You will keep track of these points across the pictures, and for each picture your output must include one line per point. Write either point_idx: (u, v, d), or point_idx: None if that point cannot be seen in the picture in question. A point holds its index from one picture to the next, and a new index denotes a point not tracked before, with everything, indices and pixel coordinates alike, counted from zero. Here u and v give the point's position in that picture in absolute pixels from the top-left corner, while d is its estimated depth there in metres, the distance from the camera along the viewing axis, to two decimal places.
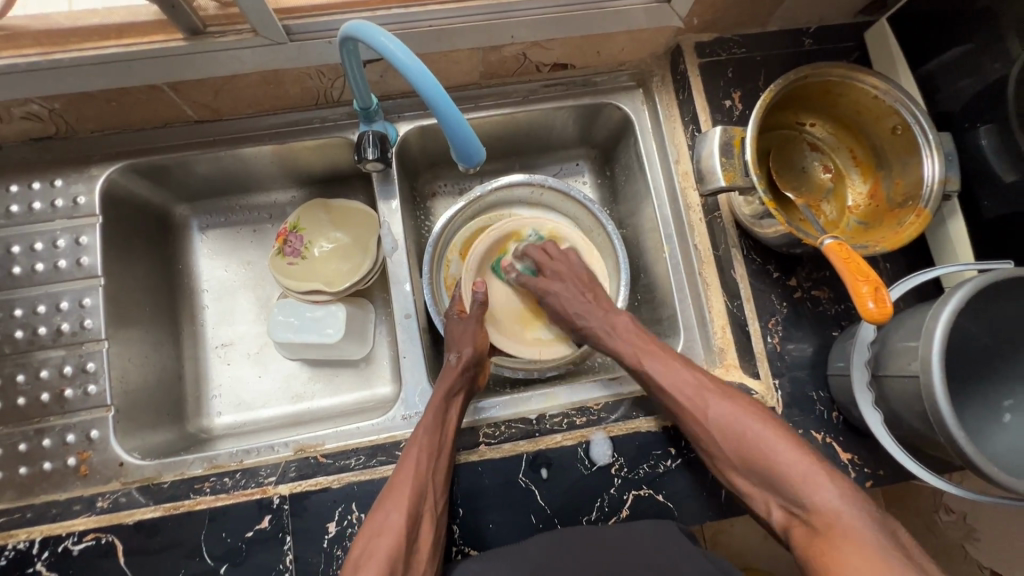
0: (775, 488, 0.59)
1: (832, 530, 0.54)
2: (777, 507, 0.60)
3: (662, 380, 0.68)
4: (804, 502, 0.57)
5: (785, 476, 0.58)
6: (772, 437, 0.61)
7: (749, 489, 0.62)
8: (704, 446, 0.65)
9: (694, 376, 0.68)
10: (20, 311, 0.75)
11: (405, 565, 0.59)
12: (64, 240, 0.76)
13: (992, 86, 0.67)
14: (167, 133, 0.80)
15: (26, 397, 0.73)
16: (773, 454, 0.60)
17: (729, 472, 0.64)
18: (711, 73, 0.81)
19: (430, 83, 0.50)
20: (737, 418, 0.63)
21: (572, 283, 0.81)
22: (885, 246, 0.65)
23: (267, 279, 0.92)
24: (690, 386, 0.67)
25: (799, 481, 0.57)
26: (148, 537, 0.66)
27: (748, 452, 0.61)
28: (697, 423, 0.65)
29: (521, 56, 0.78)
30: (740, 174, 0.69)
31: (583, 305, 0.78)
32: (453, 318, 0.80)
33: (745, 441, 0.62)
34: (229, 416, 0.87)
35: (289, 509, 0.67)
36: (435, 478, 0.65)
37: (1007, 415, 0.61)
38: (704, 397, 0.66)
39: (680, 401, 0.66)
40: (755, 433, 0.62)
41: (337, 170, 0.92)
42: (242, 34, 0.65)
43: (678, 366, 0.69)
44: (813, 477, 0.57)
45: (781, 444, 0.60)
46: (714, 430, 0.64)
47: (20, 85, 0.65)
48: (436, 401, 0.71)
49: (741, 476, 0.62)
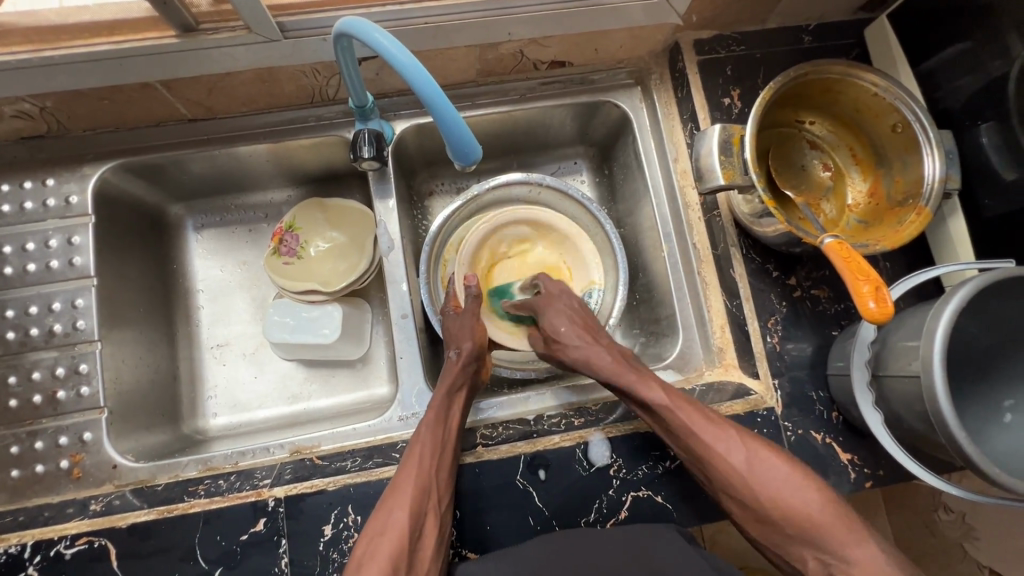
0: (808, 538, 0.58)
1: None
2: (812, 559, 0.58)
3: (689, 424, 0.64)
4: (842, 555, 0.56)
5: (822, 529, 0.57)
6: (805, 486, 0.60)
7: (781, 540, 0.60)
8: (738, 498, 0.62)
9: (720, 420, 0.65)
10: (12, 312, 0.74)
11: (409, 564, 0.58)
12: (56, 240, 0.75)
13: (994, 83, 0.67)
14: (160, 132, 0.79)
15: (18, 399, 0.72)
16: (809, 505, 0.58)
17: (759, 522, 0.62)
18: (709, 71, 0.80)
19: (426, 80, 0.50)
20: (768, 464, 0.62)
21: (569, 309, 0.76)
22: (886, 245, 0.65)
23: (262, 279, 0.92)
24: (720, 431, 0.64)
25: (837, 534, 0.57)
26: (141, 540, 0.65)
27: (784, 505, 0.59)
28: (733, 472, 0.62)
29: (519, 53, 0.77)
30: (740, 172, 0.68)
31: (583, 332, 0.73)
32: (449, 313, 0.79)
33: (780, 489, 0.60)
34: (224, 418, 0.86)
35: (284, 512, 0.66)
36: (439, 475, 0.65)
37: (1008, 415, 0.60)
38: (735, 442, 0.63)
39: (715, 448, 0.63)
40: (787, 484, 0.60)
41: (333, 169, 0.91)
42: (236, 31, 0.64)
43: (705, 410, 0.66)
44: (851, 531, 0.56)
45: (813, 493, 0.59)
46: (750, 478, 0.61)
47: (10, 82, 0.64)
48: (438, 399, 0.70)
49: (773, 528, 0.61)
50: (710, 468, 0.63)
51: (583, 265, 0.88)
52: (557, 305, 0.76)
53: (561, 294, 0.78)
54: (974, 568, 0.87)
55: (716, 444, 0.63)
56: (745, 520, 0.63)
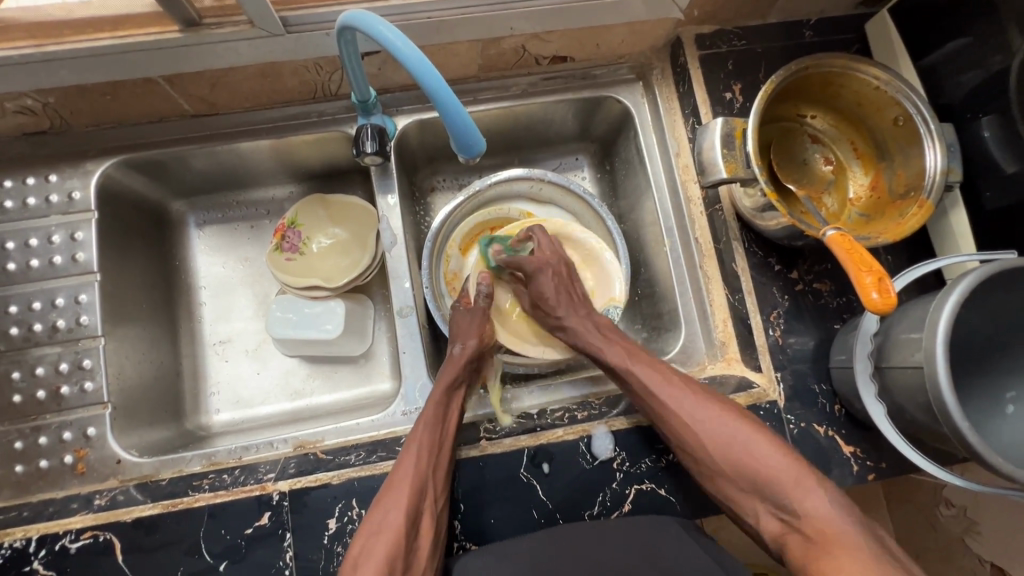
0: (764, 493, 0.59)
1: (826, 539, 0.54)
2: (767, 515, 0.60)
3: (649, 383, 0.67)
4: (796, 509, 0.57)
5: (776, 483, 0.59)
6: (757, 441, 0.61)
7: (736, 497, 0.62)
8: (694, 454, 0.64)
9: (679, 380, 0.67)
10: (16, 307, 0.74)
11: (405, 563, 0.58)
12: (59, 236, 0.75)
13: (994, 77, 0.67)
14: (164, 128, 0.79)
15: (22, 394, 0.72)
16: (761, 458, 0.60)
17: (714, 480, 0.63)
18: (711, 66, 0.81)
19: (431, 73, 0.50)
20: (722, 421, 0.63)
21: (558, 273, 0.78)
22: (888, 238, 0.65)
23: (265, 275, 0.92)
24: (675, 389, 0.66)
25: (789, 487, 0.58)
26: (146, 534, 0.65)
27: (735, 458, 0.61)
28: (685, 426, 0.64)
29: (520, 49, 0.77)
30: (742, 165, 0.69)
31: (566, 299, 0.77)
32: (460, 309, 0.78)
33: (734, 444, 0.61)
34: (227, 414, 0.87)
35: (289, 506, 0.66)
36: (435, 474, 0.65)
37: (1010, 406, 0.60)
38: (691, 401, 0.65)
39: (669, 405, 0.65)
40: (746, 440, 0.61)
41: (335, 165, 0.91)
42: (238, 25, 0.64)
43: (665, 370, 0.68)
44: (804, 482, 0.58)
45: (768, 447, 0.61)
46: (709, 436, 0.63)
47: (14, 77, 0.64)
48: (435, 396, 0.70)
49: (727, 484, 0.62)
50: (668, 427, 0.65)
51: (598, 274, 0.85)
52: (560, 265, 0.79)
53: (552, 258, 0.79)
54: (976, 563, 0.87)
55: (676, 400, 0.65)
56: (701, 480, 0.64)
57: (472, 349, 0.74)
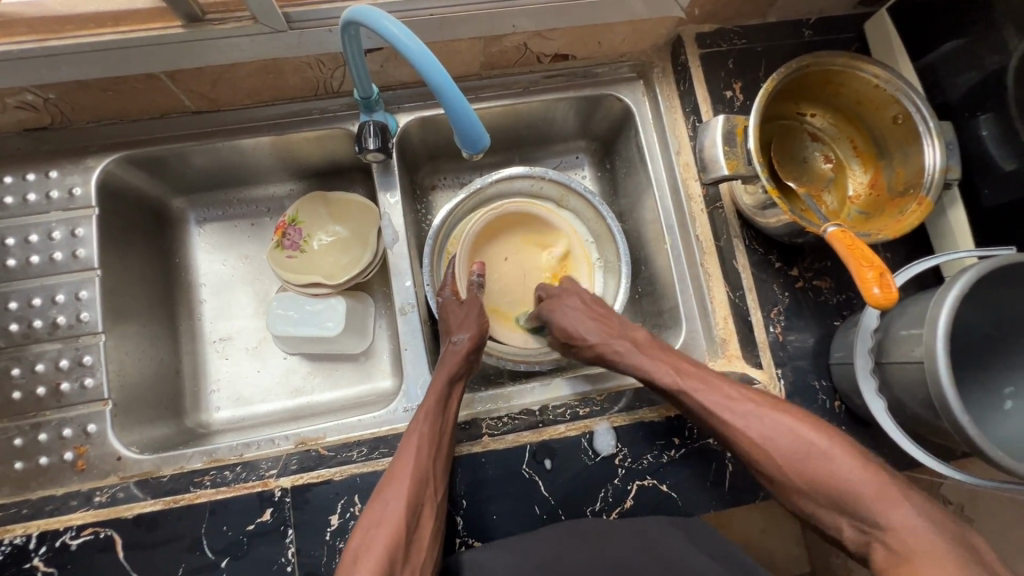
0: (843, 507, 0.57)
1: (913, 553, 0.51)
2: (848, 526, 0.58)
3: (709, 401, 0.66)
4: (876, 520, 0.55)
5: (856, 495, 0.56)
6: (830, 454, 0.59)
7: (813, 508, 0.60)
8: (767, 472, 0.62)
9: (739, 394, 0.66)
10: (15, 303, 0.74)
11: (405, 554, 0.58)
12: (60, 232, 0.75)
13: (992, 77, 0.68)
14: (164, 124, 0.79)
15: (22, 390, 0.72)
16: (838, 471, 0.58)
17: (789, 494, 0.62)
18: (711, 64, 0.81)
19: (436, 68, 0.50)
20: (795, 432, 0.61)
21: (579, 301, 0.79)
22: (888, 234, 0.65)
23: (266, 273, 0.92)
24: (741, 406, 0.64)
25: (870, 498, 0.55)
26: (147, 531, 0.65)
27: (809, 470, 0.59)
28: (755, 445, 0.63)
29: (523, 46, 0.78)
30: (743, 163, 0.69)
31: (596, 324, 0.76)
32: (449, 299, 0.79)
33: (807, 457, 0.60)
34: (227, 411, 0.86)
35: (291, 502, 0.66)
36: (435, 466, 0.65)
37: (1009, 401, 0.61)
38: (756, 414, 0.64)
39: (737, 424, 0.64)
40: (821, 451, 0.60)
41: (337, 162, 0.91)
42: (242, 21, 0.64)
43: (721, 384, 0.67)
44: (887, 493, 0.55)
45: (845, 458, 0.58)
46: (778, 453, 0.61)
47: (15, 71, 0.64)
48: (436, 387, 0.70)
49: (804, 497, 0.60)
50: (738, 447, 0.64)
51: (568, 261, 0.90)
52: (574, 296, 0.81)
53: (576, 289, 0.82)
54: None
55: (742, 418, 0.64)
56: (775, 493, 0.63)
57: (470, 340, 0.74)
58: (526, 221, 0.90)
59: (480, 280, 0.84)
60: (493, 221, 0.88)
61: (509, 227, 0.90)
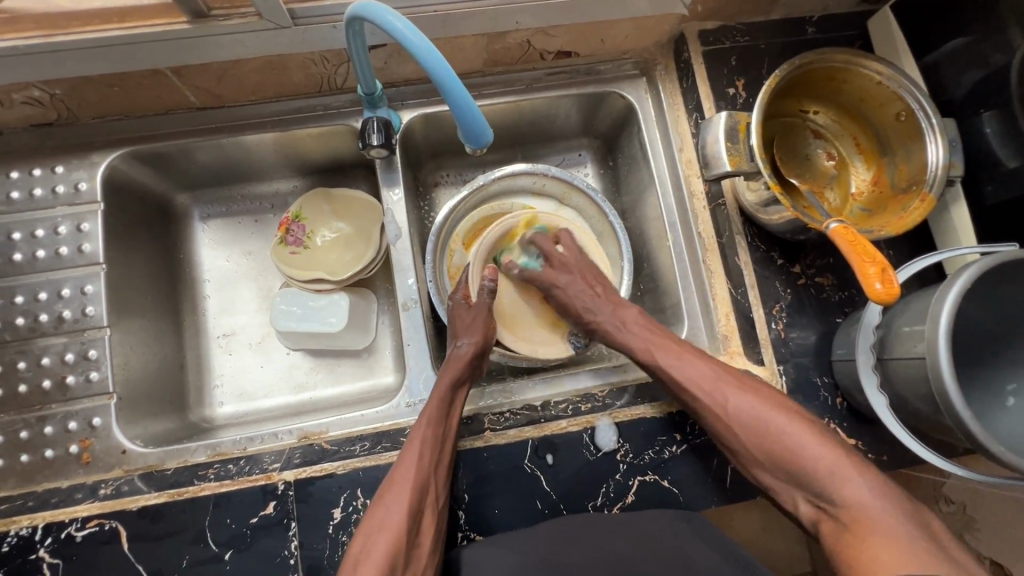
0: (801, 482, 0.58)
1: (863, 529, 0.52)
2: (804, 501, 0.58)
3: (680, 376, 0.67)
4: (829, 495, 0.55)
5: (812, 472, 0.57)
6: (793, 431, 0.60)
7: (772, 481, 0.61)
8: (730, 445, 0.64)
9: (710, 371, 0.66)
10: (21, 298, 0.74)
11: (406, 560, 0.59)
12: (65, 227, 0.76)
13: (995, 74, 0.68)
14: (169, 120, 0.80)
15: (28, 383, 0.73)
16: (798, 448, 0.58)
17: (752, 468, 0.63)
18: (714, 61, 0.81)
19: (440, 64, 0.50)
20: (759, 409, 0.62)
21: (579, 275, 0.80)
22: (891, 231, 0.65)
23: (270, 270, 0.92)
24: (710, 382, 0.65)
25: (826, 475, 0.56)
26: (151, 523, 0.65)
27: (769, 445, 0.60)
28: (721, 420, 0.64)
29: (525, 43, 0.78)
30: (746, 159, 0.69)
31: (591, 299, 0.78)
32: (460, 303, 0.79)
33: (768, 432, 0.61)
34: (230, 406, 0.87)
35: (294, 496, 0.67)
36: (437, 472, 0.65)
37: (1011, 398, 0.61)
38: (724, 390, 0.64)
39: (704, 400, 0.65)
40: (782, 428, 0.60)
41: (339, 159, 0.91)
42: (246, 17, 0.64)
43: (694, 359, 0.68)
44: (840, 471, 0.56)
45: (805, 435, 0.59)
46: (740, 427, 0.62)
47: (23, 67, 0.64)
48: (440, 391, 0.70)
49: (765, 471, 0.61)
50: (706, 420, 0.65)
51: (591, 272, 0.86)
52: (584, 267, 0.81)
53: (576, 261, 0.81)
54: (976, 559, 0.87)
55: (708, 392, 0.65)
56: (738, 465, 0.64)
57: (474, 346, 0.75)
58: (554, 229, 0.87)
59: (491, 285, 0.80)
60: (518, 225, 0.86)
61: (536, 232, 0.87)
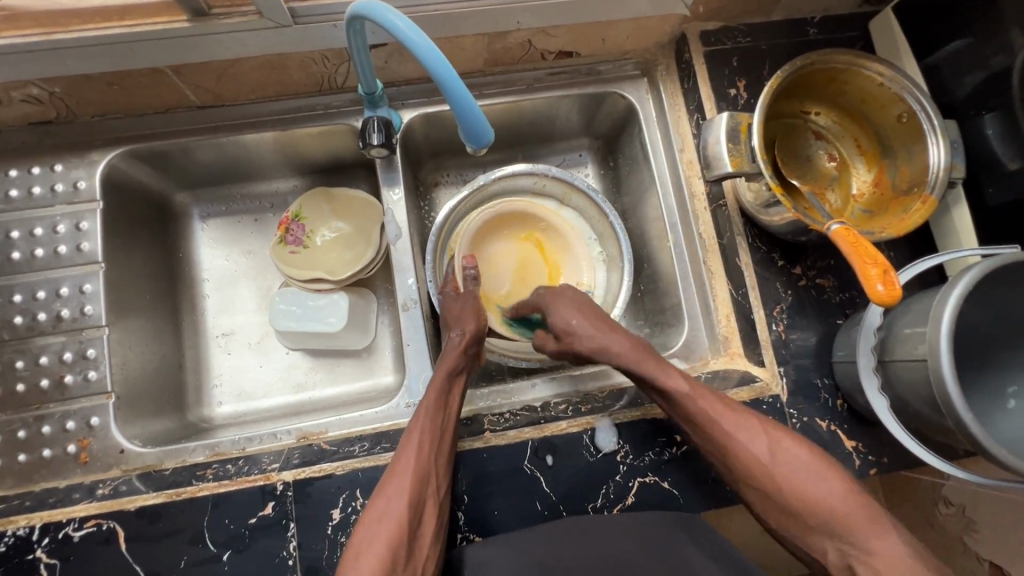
0: (828, 529, 0.57)
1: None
2: (832, 548, 0.57)
3: (711, 413, 0.64)
4: (862, 544, 0.55)
5: (844, 520, 0.56)
6: (826, 475, 0.59)
7: (799, 529, 0.60)
8: (759, 487, 0.61)
9: (741, 409, 0.65)
10: (20, 296, 0.74)
11: (407, 553, 0.58)
12: (64, 225, 0.75)
13: (997, 76, 0.68)
14: (169, 119, 0.79)
15: (25, 382, 0.72)
16: (829, 493, 0.58)
17: (778, 513, 0.61)
18: (715, 62, 0.81)
19: (441, 63, 0.50)
20: (790, 453, 0.61)
21: (580, 302, 0.74)
22: (892, 232, 0.65)
23: (269, 269, 0.92)
24: (739, 418, 0.64)
25: (857, 524, 0.55)
26: (149, 523, 0.65)
27: (801, 492, 0.59)
28: (754, 462, 0.61)
29: (527, 43, 0.78)
30: (747, 160, 0.69)
31: (596, 322, 0.72)
32: (449, 295, 0.79)
33: (800, 479, 0.59)
34: (229, 406, 0.86)
35: (293, 496, 0.66)
36: (437, 463, 0.64)
37: (1012, 401, 0.61)
38: (754, 429, 0.63)
39: (737, 437, 0.63)
40: (814, 473, 0.59)
41: (339, 158, 0.91)
42: (247, 16, 0.64)
43: (723, 398, 0.66)
44: (871, 522, 0.55)
45: (836, 483, 0.58)
46: (771, 469, 0.61)
47: (22, 64, 0.64)
48: (437, 381, 0.70)
49: (792, 517, 0.60)
50: (733, 459, 0.63)
51: (565, 259, 0.90)
52: (582, 299, 0.75)
53: (578, 294, 0.76)
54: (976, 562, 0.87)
55: (738, 431, 0.63)
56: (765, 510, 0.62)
57: (470, 334, 0.74)
58: (538, 220, 0.90)
59: (474, 272, 0.81)
60: (504, 213, 0.89)
61: (519, 221, 0.90)
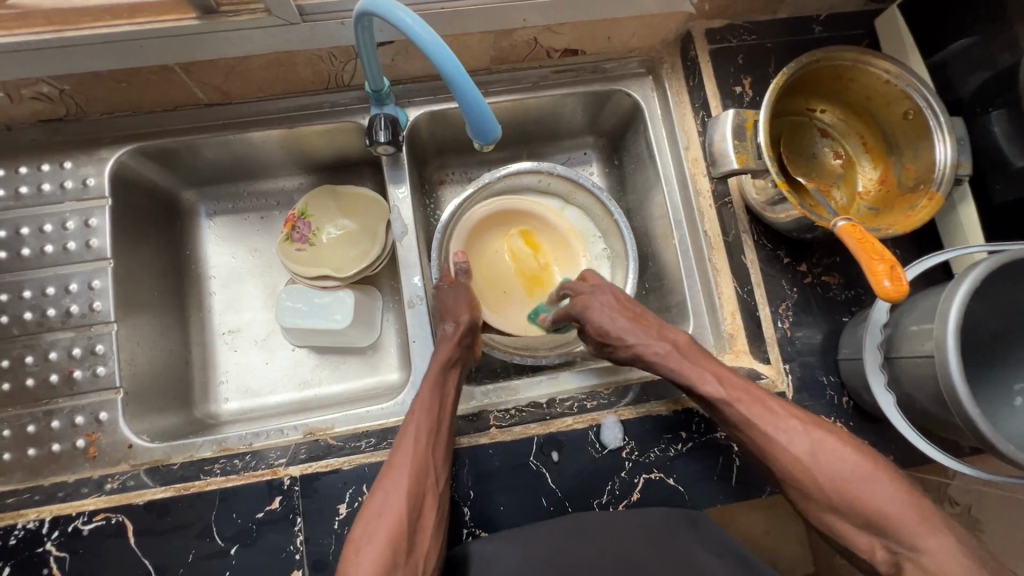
0: (874, 527, 0.56)
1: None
2: (879, 546, 0.56)
3: (750, 415, 0.64)
4: (909, 541, 0.53)
5: (890, 518, 0.55)
6: (871, 475, 0.58)
7: (842, 525, 0.59)
8: (800, 487, 0.61)
9: (783, 410, 0.64)
10: (29, 293, 0.75)
11: (408, 545, 0.58)
12: (73, 222, 0.76)
13: (1003, 73, 0.68)
14: (177, 117, 0.80)
15: (34, 377, 0.73)
16: (875, 493, 0.56)
17: (823, 513, 0.60)
18: (721, 60, 0.81)
19: (449, 59, 0.50)
20: (836, 454, 0.60)
21: (612, 298, 0.76)
22: (898, 229, 0.65)
23: (275, 266, 0.92)
24: (780, 419, 0.63)
25: (905, 522, 0.54)
26: (158, 517, 0.66)
27: (843, 491, 0.58)
28: (796, 463, 0.61)
29: (533, 41, 0.78)
30: (753, 157, 0.69)
31: (634, 324, 0.73)
32: (444, 288, 0.79)
33: (845, 479, 0.58)
34: (236, 403, 0.87)
35: (300, 491, 0.67)
36: (434, 455, 0.65)
37: (1018, 398, 0.61)
38: (797, 430, 0.62)
39: (778, 439, 0.62)
40: (859, 474, 0.58)
41: (345, 156, 0.91)
42: (255, 13, 0.64)
43: (765, 399, 0.65)
44: (916, 520, 0.54)
45: (883, 484, 0.57)
46: (813, 469, 0.60)
47: (33, 62, 0.65)
48: (431, 374, 0.70)
49: (835, 514, 0.59)
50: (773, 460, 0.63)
51: (560, 255, 0.91)
52: (607, 291, 0.78)
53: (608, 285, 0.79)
54: None
55: (777, 432, 0.63)
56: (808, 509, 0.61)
57: (461, 325, 0.74)
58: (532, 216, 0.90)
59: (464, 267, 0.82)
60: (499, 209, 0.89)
61: (517, 216, 0.90)
